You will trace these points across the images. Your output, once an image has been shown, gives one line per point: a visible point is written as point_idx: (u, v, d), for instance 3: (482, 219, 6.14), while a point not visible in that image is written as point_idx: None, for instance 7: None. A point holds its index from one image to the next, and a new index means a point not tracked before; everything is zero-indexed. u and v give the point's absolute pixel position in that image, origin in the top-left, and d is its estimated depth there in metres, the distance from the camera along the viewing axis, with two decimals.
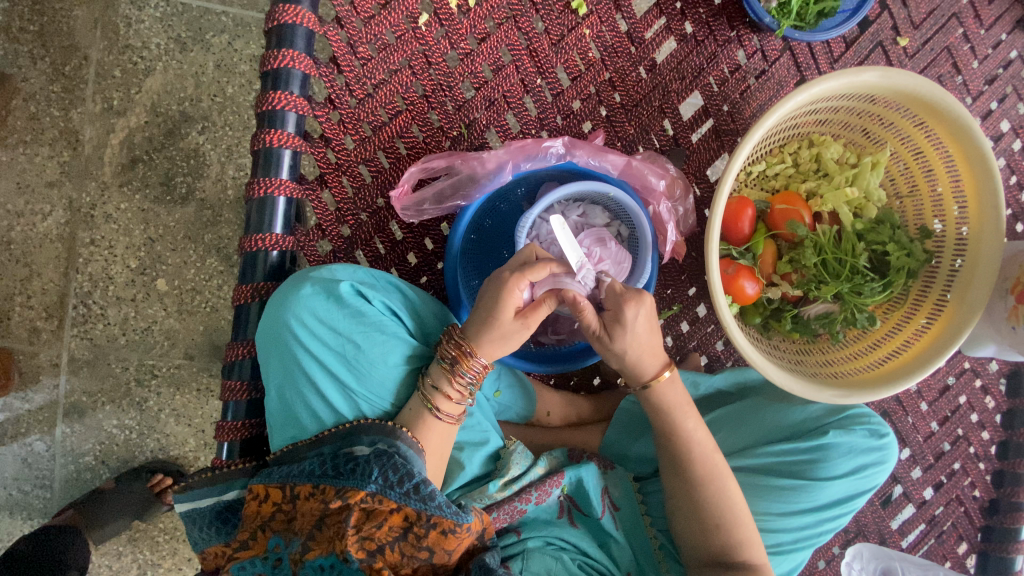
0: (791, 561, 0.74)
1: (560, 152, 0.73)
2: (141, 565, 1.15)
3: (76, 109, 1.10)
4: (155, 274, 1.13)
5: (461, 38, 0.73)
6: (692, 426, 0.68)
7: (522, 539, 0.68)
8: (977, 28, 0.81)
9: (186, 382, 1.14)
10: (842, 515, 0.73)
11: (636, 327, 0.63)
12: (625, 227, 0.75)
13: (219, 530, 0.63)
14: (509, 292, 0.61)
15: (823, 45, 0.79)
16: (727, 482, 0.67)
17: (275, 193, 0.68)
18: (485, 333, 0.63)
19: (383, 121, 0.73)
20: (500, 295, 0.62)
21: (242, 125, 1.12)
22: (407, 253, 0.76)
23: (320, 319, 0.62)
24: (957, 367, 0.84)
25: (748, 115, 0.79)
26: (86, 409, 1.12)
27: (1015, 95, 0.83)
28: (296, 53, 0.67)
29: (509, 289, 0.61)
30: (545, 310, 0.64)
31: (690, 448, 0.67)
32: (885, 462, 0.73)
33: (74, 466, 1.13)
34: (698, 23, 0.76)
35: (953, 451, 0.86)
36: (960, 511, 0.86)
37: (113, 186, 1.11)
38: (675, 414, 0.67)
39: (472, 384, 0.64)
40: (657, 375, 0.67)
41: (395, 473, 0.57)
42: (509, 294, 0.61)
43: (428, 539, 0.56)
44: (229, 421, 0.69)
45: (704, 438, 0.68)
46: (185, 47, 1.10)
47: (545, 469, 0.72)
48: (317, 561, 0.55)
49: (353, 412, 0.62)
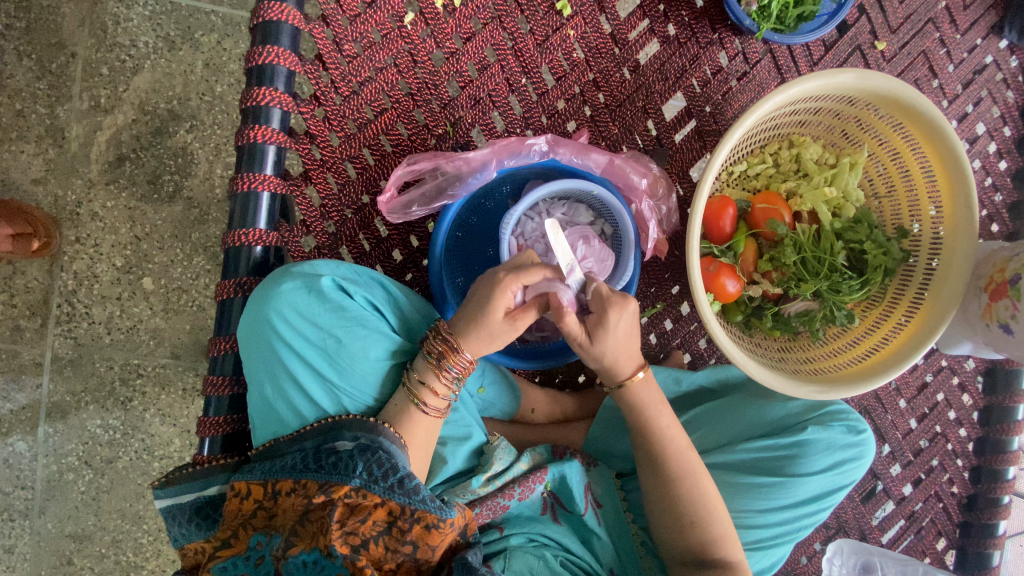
0: (770, 557, 0.75)
1: (543, 149, 0.73)
2: (123, 567, 1.14)
3: (62, 106, 1.10)
4: (141, 272, 1.13)
5: (447, 38, 0.73)
6: (667, 422, 0.68)
7: (505, 535, 0.68)
8: (953, 33, 0.83)
9: (171, 381, 1.14)
10: (820, 510, 0.74)
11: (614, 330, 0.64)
12: (608, 225, 0.77)
13: (199, 525, 0.62)
14: (502, 291, 0.62)
15: (802, 49, 0.80)
16: (699, 480, 0.67)
17: (259, 188, 0.68)
18: (473, 330, 0.63)
19: (369, 118, 0.73)
20: (491, 294, 0.62)
21: (231, 124, 1.12)
22: (392, 250, 0.76)
23: (302, 315, 0.62)
24: (934, 365, 0.86)
25: (730, 116, 0.80)
26: (69, 408, 1.12)
27: (989, 99, 0.85)
28: (281, 50, 0.67)
29: (503, 289, 0.62)
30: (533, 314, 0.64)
31: (664, 447, 0.67)
32: (863, 458, 0.74)
33: (56, 466, 1.12)
34: (680, 25, 0.78)
35: (931, 448, 0.87)
36: (938, 507, 0.88)
37: (99, 184, 1.11)
38: (645, 411, 0.68)
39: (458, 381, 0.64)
40: (629, 376, 0.68)
41: (379, 467, 0.57)
42: (502, 294, 0.62)
43: (412, 533, 0.56)
44: (212, 417, 0.69)
45: (677, 437, 0.68)
46: (173, 46, 1.10)
47: (528, 464, 0.72)
48: (300, 558, 0.53)
49: (334, 407, 0.62)
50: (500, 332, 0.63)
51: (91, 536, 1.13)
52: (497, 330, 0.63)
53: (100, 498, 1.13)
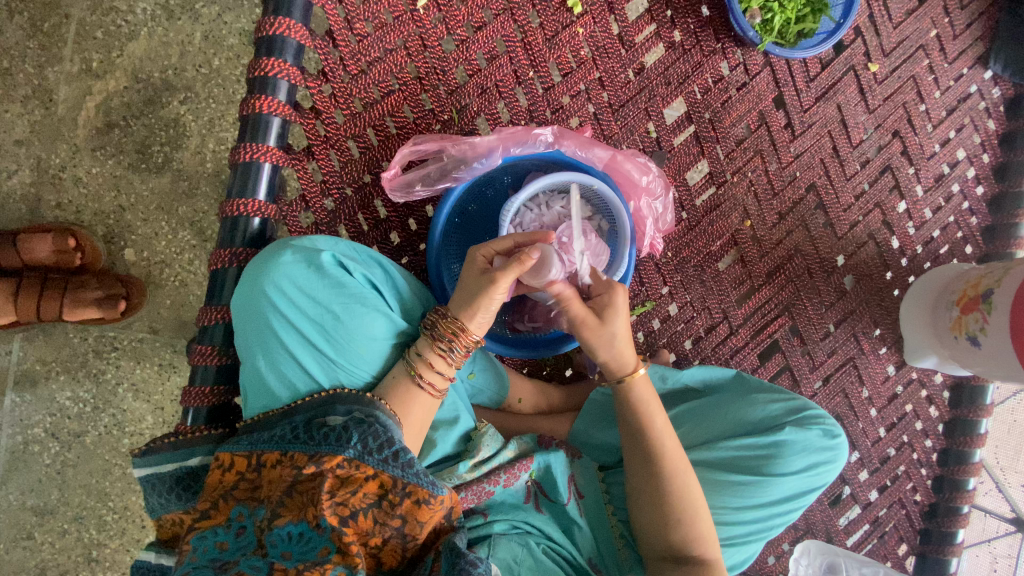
0: (742, 554, 0.77)
1: (549, 140, 0.75)
2: (85, 545, 1.11)
3: (52, 68, 1.07)
4: (123, 243, 1.10)
5: (458, 25, 0.74)
6: (660, 417, 0.70)
7: (489, 521, 0.68)
8: (942, 61, 0.87)
9: (147, 356, 1.12)
10: (792, 511, 0.77)
11: (621, 319, 0.68)
12: (605, 220, 0.77)
13: (178, 496, 0.61)
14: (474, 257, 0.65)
15: (800, 65, 0.83)
16: (685, 479, 0.68)
17: (261, 160, 0.68)
18: (460, 299, 0.64)
19: (375, 98, 0.73)
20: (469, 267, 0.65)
21: (226, 99, 1.10)
22: (390, 232, 0.76)
23: (300, 289, 0.61)
24: (905, 377, 0.90)
25: (727, 125, 0.83)
26: (38, 378, 1.09)
27: (971, 126, 0.89)
28: (292, 22, 0.67)
29: (472, 255, 0.65)
30: (513, 270, 0.61)
31: (661, 443, 0.69)
32: (835, 461, 0.77)
33: (21, 437, 1.09)
34: (686, 32, 0.80)
35: (897, 456, 0.90)
36: (902, 514, 0.91)
37: (84, 149, 1.08)
38: (647, 408, 0.69)
39: (455, 351, 0.64)
40: (633, 370, 0.70)
41: (375, 440, 0.57)
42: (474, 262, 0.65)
43: (402, 508, 0.56)
44: (197, 387, 0.68)
45: (670, 434, 0.70)
46: (173, 15, 1.08)
47: (515, 452, 0.73)
48: (286, 529, 0.53)
49: (330, 381, 0.62)
50: (479, 290, 0.63)
51: (53, 511, 1.10)
52: (475, 289, 0.63)
53: (65, 472, 1.10)
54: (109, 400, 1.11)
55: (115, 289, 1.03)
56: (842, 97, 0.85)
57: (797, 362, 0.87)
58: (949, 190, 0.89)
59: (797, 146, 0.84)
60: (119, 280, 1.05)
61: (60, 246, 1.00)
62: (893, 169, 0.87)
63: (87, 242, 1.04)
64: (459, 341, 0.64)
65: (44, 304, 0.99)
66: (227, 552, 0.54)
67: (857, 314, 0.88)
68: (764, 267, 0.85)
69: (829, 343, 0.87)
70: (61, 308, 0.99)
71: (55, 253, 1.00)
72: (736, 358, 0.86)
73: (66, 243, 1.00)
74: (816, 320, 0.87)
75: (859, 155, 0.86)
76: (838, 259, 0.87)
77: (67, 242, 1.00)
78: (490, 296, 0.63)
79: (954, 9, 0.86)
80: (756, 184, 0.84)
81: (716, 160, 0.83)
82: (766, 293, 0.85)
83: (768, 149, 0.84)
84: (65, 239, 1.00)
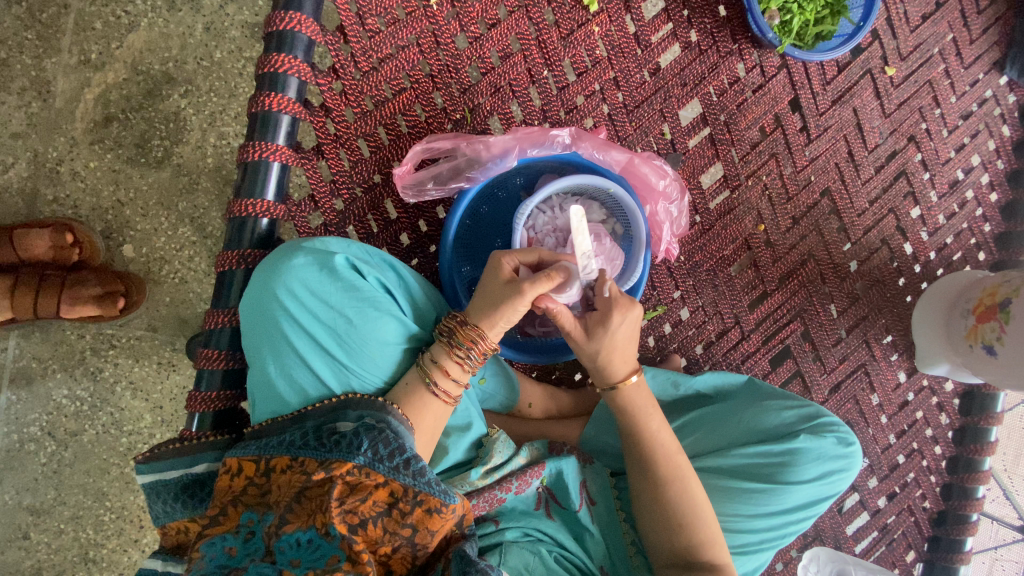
0: (755, 561, 0.76)
1: (566, 142, 0.73)
2: (82, 545, 1.09)
3: (50, 59, 1.04)
4: (122, 239, 1.08)
5: (472, 22, 0.72)
6: (656, 421, 0.69)
7: (501, 529, 0.67)
8: (958, 65, 0.86)
9: (145, 354, 1.09)
10: (806, 518, 0.76)
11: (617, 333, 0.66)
12: (619, 223, 0.77)
13: (184, 504, 0.60)
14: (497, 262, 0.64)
15: (816, 67, 0.82)
16: (682, 485, 0.67)
17: (270, 158, 0.66)
18: (481, 305, 0.63)
19: (387, 96, 0.71)
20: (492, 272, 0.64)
21: (229, 93, 1.08)
22: (400, 233, 0.75)
23: (313, 292, 0.60)
24: (915, 384, 0.89)
25: (743, 128, 0.81)
26: (34, 375, 1.07)
27: (987, 132, 0.88)
28: (303, 17, 0.65)
29: (494, 260, 0.64)
30: (542, 282, 0.61)
31: (654, 453, 0.68)
32: (849, 469, 0.76)
33: (17, 436, 1.07)
34: (702, 32, 0.79)
35: (907, 463, 0.90)
36: (910, 521, 0.91)
37: (83, 143, 1.06)
38: (639, 417, 0.68)
39: (473, 359, 0.63)
40: (624, 377, 0.69)
41: (385, 447, 0.56)
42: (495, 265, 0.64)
43: (412, 516, 0.55)
44: (203, 392, 0.66)
45: (667, 440, 0.69)
46: (174, 6, 1.06)
47: (527, 458, 0.71)
48: (294, 536, 0.51)
49: (342, 387, 0.61)
50: (503, 299, 0.62)
51: (49, 511, 1.08)
52: (500, 295, 0.62)
53: (61, 472, 1.08)
54: (106, 398, 1.09)
55: (112, 285, 1.00)
56: (858, 101, 0.84)
57: (808, 368, 0.86)
58: (963, 196, 0.88)
59: (812, 150, 0.83)
60: (117, 276, 1.02)
61: (57, 242, 0.98)
62: (907, 175, 0.86)
63: (86, 237, 1.02)
64: (478, 349, 0.62)
65: (42, 299, 0.97)
66: (236, 557, 0.52)
67: (869, 320, 0.87)
68: (777, 272, 0.84)
69: (841, 349, 0.86)
70: (59, 305, 0.97)
71: (53, 249, 0.98)
72: (748, 364, 0.85)
73: (63, 239, 0.98)
74: (828, 326, 0.86)
75: (874, 160, 0.85)
76: (851, 265, 0.86)
77: (64, 238, 0.98)
78: (514, 305, 0.62)
79: (972, 13, 0.85)
80: (770, 187, 0.83)
81: (730, 163, 0.82)
82: (779, 298, 0.84)
83: (783, 152, 0.83)
84: (62, 234, 0.98)
